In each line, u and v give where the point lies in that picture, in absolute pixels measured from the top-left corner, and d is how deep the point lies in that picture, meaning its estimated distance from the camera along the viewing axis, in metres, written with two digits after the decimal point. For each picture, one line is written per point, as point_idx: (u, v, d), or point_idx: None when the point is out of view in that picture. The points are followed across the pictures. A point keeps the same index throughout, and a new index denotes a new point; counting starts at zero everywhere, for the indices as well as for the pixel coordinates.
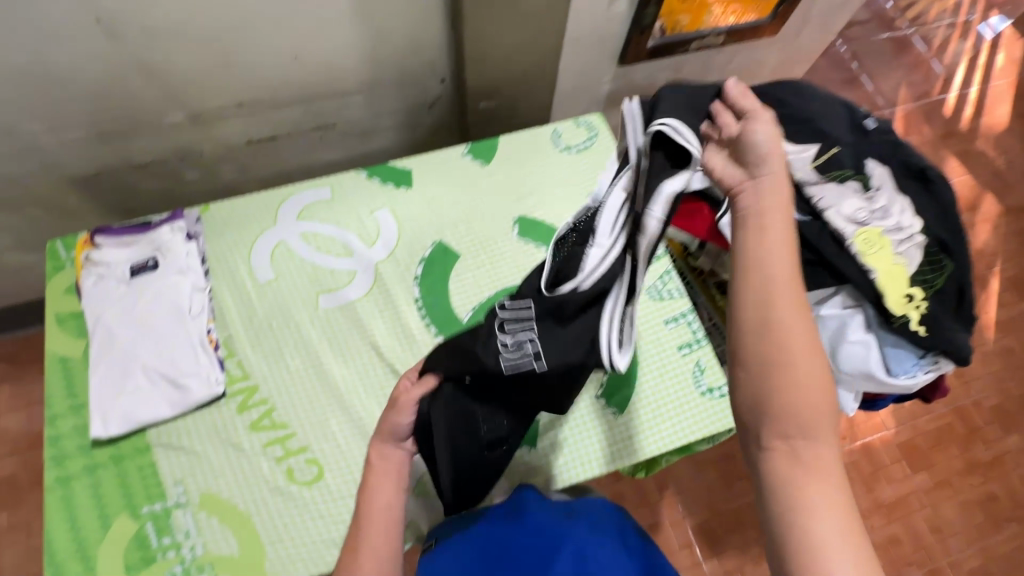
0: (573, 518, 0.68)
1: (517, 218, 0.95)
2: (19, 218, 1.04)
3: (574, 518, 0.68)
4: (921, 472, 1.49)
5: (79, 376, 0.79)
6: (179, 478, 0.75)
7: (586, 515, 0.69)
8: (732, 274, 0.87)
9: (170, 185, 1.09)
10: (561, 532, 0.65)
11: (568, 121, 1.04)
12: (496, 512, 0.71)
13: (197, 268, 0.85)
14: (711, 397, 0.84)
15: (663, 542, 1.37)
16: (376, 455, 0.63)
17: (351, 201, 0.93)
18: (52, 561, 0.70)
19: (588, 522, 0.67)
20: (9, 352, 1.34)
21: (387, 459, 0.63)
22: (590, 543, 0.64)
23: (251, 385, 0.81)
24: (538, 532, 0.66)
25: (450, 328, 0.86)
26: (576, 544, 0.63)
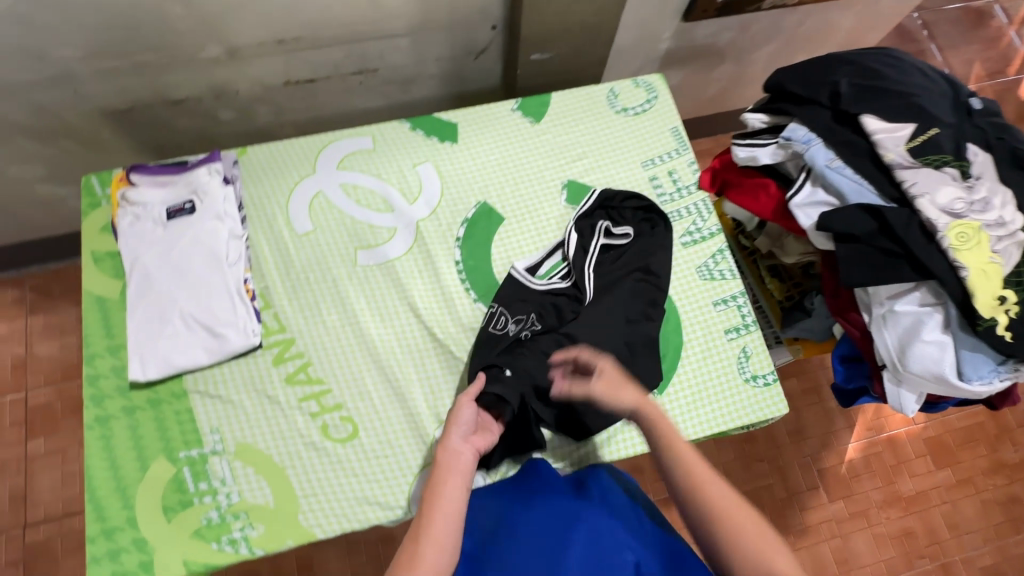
0: (589, 495, 0.68)
1: (567, 182, 0.89)
2: (52, 148, 1.01)
3: (586, 492, 0.69)
4: (945, 468, 1.47)
5: (117, 317, 0.78)
6: (215, 426, 0.75)
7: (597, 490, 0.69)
8: (794, 258, 0.82)
9: (204, 123, 1.05)
10: (579, 508, 0.65)
11: (625, 80, 0.97)
12: (511, 484, 0.71)
13: (234, 214, 0.82)
14: (755, 385, 0.81)
15: (676, 516, 1.37)
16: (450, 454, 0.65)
17: (393, 153, 0.89)
18: (93, 497, 0.71)
19: (600, 496, 0.68)
20: (42, 283, 1.34)
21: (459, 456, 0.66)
22: (607, 520, 0.64)
23: (287, 337, 0.79)
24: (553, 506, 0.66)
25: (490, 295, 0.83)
26: (596, 520, 0.64)
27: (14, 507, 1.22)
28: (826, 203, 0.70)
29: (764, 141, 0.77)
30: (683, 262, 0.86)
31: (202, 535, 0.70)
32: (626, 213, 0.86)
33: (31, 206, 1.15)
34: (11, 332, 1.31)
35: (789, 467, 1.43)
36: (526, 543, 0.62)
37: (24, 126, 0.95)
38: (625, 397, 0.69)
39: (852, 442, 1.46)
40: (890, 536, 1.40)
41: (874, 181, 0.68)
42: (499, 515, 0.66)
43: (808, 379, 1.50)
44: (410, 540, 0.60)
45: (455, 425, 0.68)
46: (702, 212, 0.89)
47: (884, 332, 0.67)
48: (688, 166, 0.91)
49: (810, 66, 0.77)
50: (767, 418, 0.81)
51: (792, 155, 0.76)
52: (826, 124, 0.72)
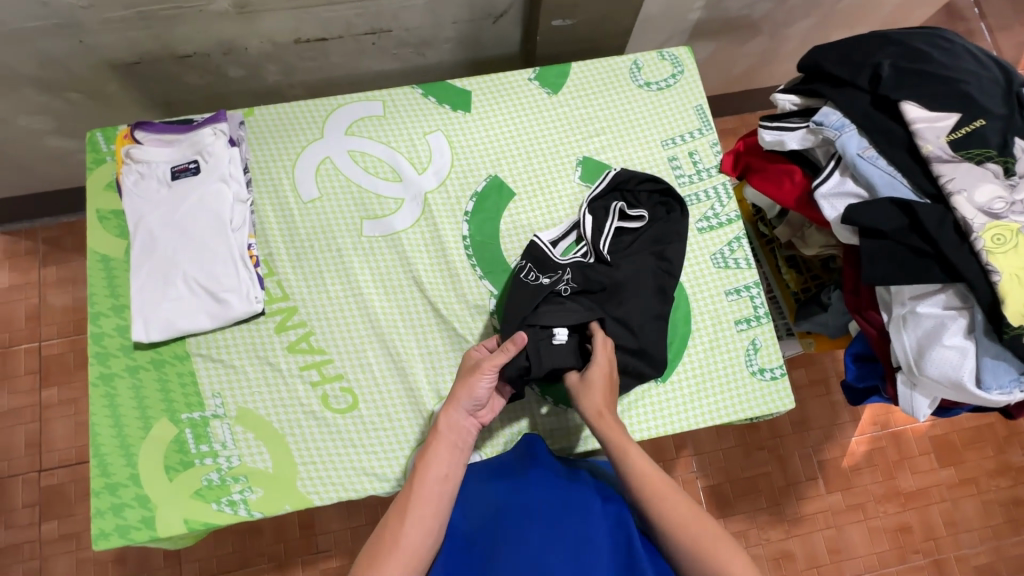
0: (578, 482, 0.65)
1: (582, 159, 0.86)
2: (59, 100, 0.99)
3: (577, 476, 0.66)
4: (948, 467, 1.45)
5: (121, 277, 0.78)
6: (216, 390, 0.75)
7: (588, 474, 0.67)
8: (813, 251, 0.78)
9: (212, 80, 1.02)
10: (564, 500, 0.62)
11: (650, 52, 0.92)
12: (503, 471, 0.67)
13: (240, 177, 0.80)
14: (761, 378, 0.79)
15: None
16: (446, 426, 0.66)
17: (403, 121, 0.86)
18: (97, 452, 0.72)
19: (591, 480, 0.65)
20: (54, 235, 1.35)
21: (456, 429, 0.66)
22: (595, 509, 0.61)
23: (290, 306, 0.78)
24: (541, 490, 0.63)
25: (497, 272, 0.81)
26: (581, 512, 0.61)
27: (30, 452, 1.26)
28: (854, 194, 0.67)
29: (793, 124, 0.73)
30: (697, 248, 0.83)
31: (202, 495, 0.72)
32: (641, 195, 0.82)
33: (41, 158, 1.14)
34: (25, 282, 1.33)
35: (790, 457, 1.43)
36: (507, 534, 0.60)
37: (29, 76, 0.92)
38: (591, 400, 0.67)
39: (856, 436, 1.45)
40: (885, 529, 1.41)
41: (908, 173, 0.64)
42: (488, 497, 0.64)
43: (816, 370, 1.48)
44: (396, 514, 0.60)
45: (466, 396, 0.66)
46: (721, 197, 0.85)
47: (903, 332, 0.65)
48: (711, 147, 0.87)
49: (851, 44, 0.72)
50: (771, 412, 0.79)
51: (822, 142, 0.72)
52: (863, 109, 0.67)
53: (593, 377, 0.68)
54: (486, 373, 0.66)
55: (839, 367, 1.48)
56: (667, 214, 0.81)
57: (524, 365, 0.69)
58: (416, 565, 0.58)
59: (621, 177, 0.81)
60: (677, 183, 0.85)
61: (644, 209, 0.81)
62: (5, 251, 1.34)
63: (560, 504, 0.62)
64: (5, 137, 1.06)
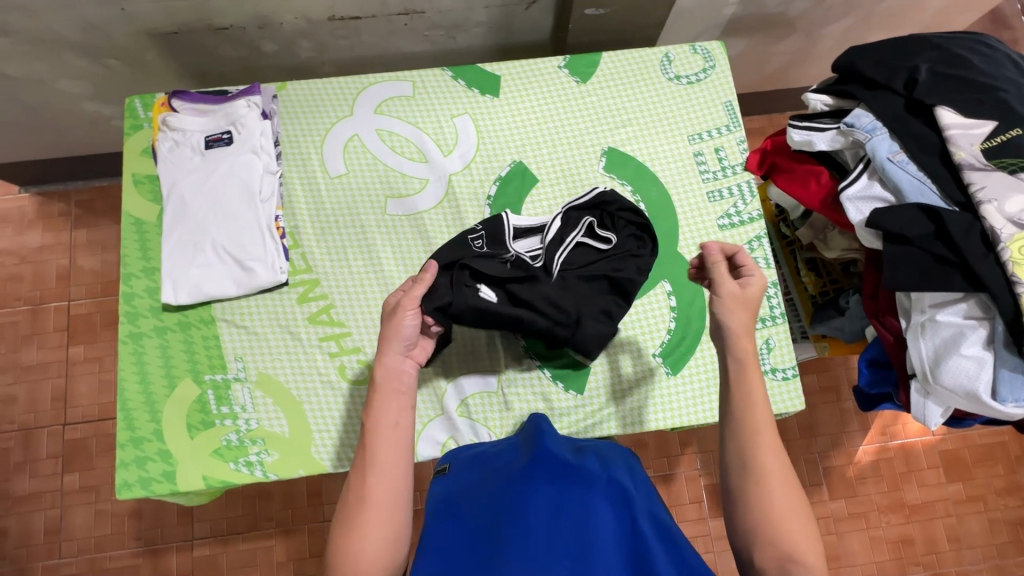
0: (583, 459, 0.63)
1: (607, 149, 0.86)
2: (98, 65, 1.02)
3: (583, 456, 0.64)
4: (956, 482, 1.44)
5: (153, 240, 0.81)
6: (239, 354, 0.78)
7: (597, 458, 0.64)
8: (835, 254, 0.78)
9: (246, 53, 1.04)
10: (568, 471, 0.59)
11: (682, 45, 0.91)
12: (507, 454, 0.67)
13: (270, 149, 0.82)
14: (772, 378, 0.80)
15: (675, 493, 1.39)
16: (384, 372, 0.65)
17: (431, 102, 0.87)
18: (124, 406, 0.75)
19: (597, 461, 0.63)
20: (86, 199, 1.39)
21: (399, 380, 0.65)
22: (596, 482, 0.58)
23: (312, 278, 0.80)
24: (549, 462, 0.61)
25: None
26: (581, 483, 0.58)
27: (56, 406, 1.31)
28: (880, 198, 0.66)
29: (823, 125, 0.73)
30: (717, 244, 0.83)
31: (220, 454, 0.75)
32: (619, 222, 0.80)
33: (77, 122, 1.17)
34: (58, 243, 1.37)
35: (795, 461, 1.43)
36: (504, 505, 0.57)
37: (71, 41, 0.95)
38: (738, 318, 0.62)
39: (863, 445, 1.44)
40: (887, 539, 1.40)
41: (938, 180, 0.63)
42: (491, 474, 0.63)
43: (828, 377, 1.47)
44: (358, 475, 0.60)
45: (397, 339, 0.66)
46: (744, 195, 0.85)
47: (920, 339, 0.65)
48: (737, 144, 0.87)
49: (890, 47, 0.71)
50: (781, 412, 0.79)
51: (851, 144, 0.71)
52: (896, 113, 0.67)
53: (752, 296, 0.63)
54: (407, 311, 0.66)
55: (851, 375, 1.47)
56: (636, 248, 0.79)
57: (446, 297, 0.70)
58: (394, 511, 0.59)
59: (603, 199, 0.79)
60: (701, 178, 0.85)
61: (614, 235, 0.79)
62: (40, 211, 1.38)
63: (564, 475, 0.59)
64: (45, 100, 1.09)
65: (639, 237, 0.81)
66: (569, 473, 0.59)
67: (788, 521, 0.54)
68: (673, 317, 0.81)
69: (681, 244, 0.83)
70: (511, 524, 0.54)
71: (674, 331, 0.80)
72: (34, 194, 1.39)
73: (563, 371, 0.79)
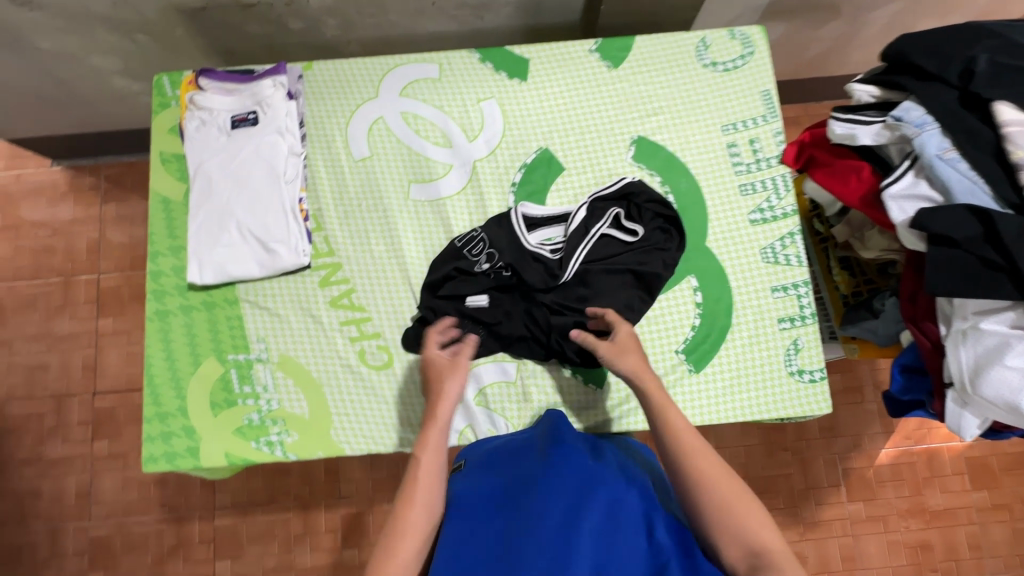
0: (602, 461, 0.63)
1: (636, 138, 0.83)
2: (127, 41, 1.02)
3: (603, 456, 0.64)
4: (981, 490, 1.40)
5: (179, 219, 0.81)
6: (261, 335, 0.78)
7: (616, 461, 0.64)
8: (873, 254, 0.75)
9: (272, 30, 1.02)
10: (592, 475, 0.59)
11: (720, 30, 0.87)
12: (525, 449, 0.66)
13: (295, 131, 0.82)
14: (798, 379, 0.78)
15: None
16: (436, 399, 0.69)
17: (458, 85, 0.85)
18: (151, 382, 0.77)
19: (617, 465, 0.63)
20: (115, 173, 1.41)
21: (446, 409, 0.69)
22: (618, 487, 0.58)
23: (334, 262, 0.80)
24: (568, 461, 0.61)
25: None
26: (604, 487, 0.58)
27: (86, 375, 1.35)
28: (926, 197, 0.63)
29: (868, 118, 0.70)
30: (747, 240, 0.81)
31: (242, 433, 0.76)
32: (645, 214, 0.79)
33: (107, 97, 1.18)
34: (88, 216, 1.40)
35: (813, 461, 1.40)
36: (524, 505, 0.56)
37: (101, 15, 0.95)
38: (625, 361, 0.69)
39: (885, 448, 1.41)
40: (905, 544, 1.38)
41: (991, 179, 0.60)
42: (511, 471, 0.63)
43: (852, 377, 1.43)
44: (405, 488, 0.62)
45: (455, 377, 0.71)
46: (779, 189, 0.82)
47: (960, 348, 0.62)
48: (773, 136, 0.83)
49: (945, 36, 0.67)
50: (806, 415, 0.77)
51: (897, 139, 0.68)
52: (949, 106, 0.63)
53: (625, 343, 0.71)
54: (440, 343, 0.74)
55: (877, 377, 1.43)
56: (663, 244, 0.78)
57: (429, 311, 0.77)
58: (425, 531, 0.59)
59: (630, 189, 0.79)
60: (734, 171, 0.82)
61: (642, 227, 0.79)
62: (71, 185, 1.41)
63: (588, 478, 0.59)
64: (76, 75, 1.10)
65: (668, 231, 0.80)
66: (589, 475, 0.60)
67: (743, 511, 0.55)
68: (698, 315, 0.79)
69: (710, 238, 0.81)
70: (530, 517, 0.55)
71: (699, 328, 0.78)
72: (66, 167, 1.42)
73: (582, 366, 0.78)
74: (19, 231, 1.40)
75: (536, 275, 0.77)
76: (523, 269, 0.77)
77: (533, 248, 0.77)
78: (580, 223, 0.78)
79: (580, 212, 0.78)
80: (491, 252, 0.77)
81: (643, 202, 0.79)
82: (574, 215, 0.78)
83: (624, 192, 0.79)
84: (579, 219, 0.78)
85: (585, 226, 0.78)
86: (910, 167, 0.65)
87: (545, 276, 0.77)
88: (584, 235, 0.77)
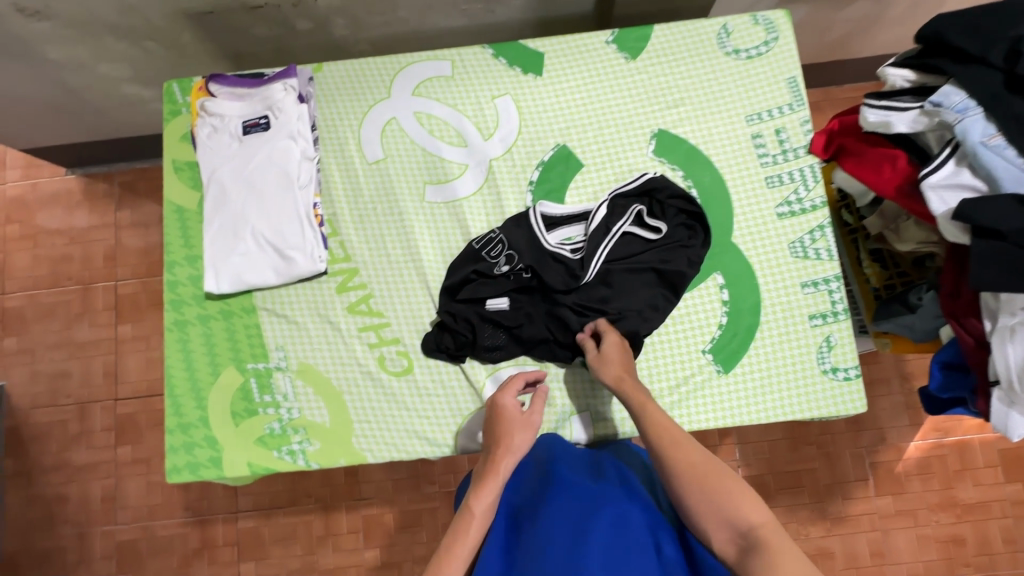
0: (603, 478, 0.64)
1: (657, 132, 0.81)
2: (135, 48, 1.01)
3: (603, 473, 0.65)
4: (1015, 482, 1.36)
5: (194, 228, 0.81)
6: (280, 344, 0.78)
7: (617, 476, 0.65)
8: (909, 246, 0.71)
9: (280, 32, 1.01)
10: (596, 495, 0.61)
11: (742, 15, 0.84)
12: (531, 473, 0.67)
13: (307, 135, 0.80)
14: (831, 378, 0.75)
15: None
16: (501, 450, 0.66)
17: (471, 83, 0.83)
18: (172, 393, 0.77)
19: (618, 478, 0.64)
20: (128, 180, 1.41)
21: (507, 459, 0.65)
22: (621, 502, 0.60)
23: (351, 267, 0.79)
24: (569, 491, 0.62)
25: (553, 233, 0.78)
26: (608, 504, 0.59)
27: (107, 381, 1.36)
28: (970, 187, 0.60)
29: (904, 104, 0.66)
30: (774, 234, 0.78)
31: (264, 442, 0.76)
32: (668, 210, 0.77)
33: (118, 104, 1.18)
34: (103, 224, 1.41)
35: (840, 455, 1.37)
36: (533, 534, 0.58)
37: (110, 23, 0.94)
38: (607, 370, 0.69)
39: (914, 441, 1.37)
40: (935, 538, 1.35)
41: None
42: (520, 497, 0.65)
43: (878, 369, 1.39)
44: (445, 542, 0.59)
45: (525, 428, 0.68)
46: (807, 180, 0.79)
47: (1007, 345, 0.59)
48: (800, 125, 0.80)
49: (987, 15, 0.63)
50: (840, 414, 0.75)
51: (936, 126, 0.65)
52: (992, 90, 0.60)
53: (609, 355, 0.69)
54: (510, 392, 0.70)
55: (904, 369, 1.39)
56: (686, 241, 0.76)
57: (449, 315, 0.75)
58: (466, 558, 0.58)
59: (649, 187, 0.77)
60: (760, 163, 0.79)
61: (665, 224, 0.76)
62: (85, 193, 1.41)
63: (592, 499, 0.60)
64: (86, 83, 1.09)
65: (692, 228, 0.77)
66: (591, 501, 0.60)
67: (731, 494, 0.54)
68: (726, 313, 0.76)
69: (736, 234, 0.78)
70: (534, 554, 0.56)
71: (726, 326, 0.76)
72: (80, 175, 1.42)
73: None
74: (37, 240, 1.41)
75: (556, 277, 0.75)
76: (544, 271, 0.75)
77: (554, 249, 0.75)
78: (602, 220, 0.76)
79: (601, 209, 0.76)
80: (509, 252, 0.75)
81: (666, 198, 0.77)
82: (594, 212, 0.76)
83: (646, 188, 0.77)
84: (600, 215, 0.76)
85: (606, 223, 0.76)
86: (952, 155, 0.62)
87: (564, 278, 0.75)
88: (606, 233, 0.75)
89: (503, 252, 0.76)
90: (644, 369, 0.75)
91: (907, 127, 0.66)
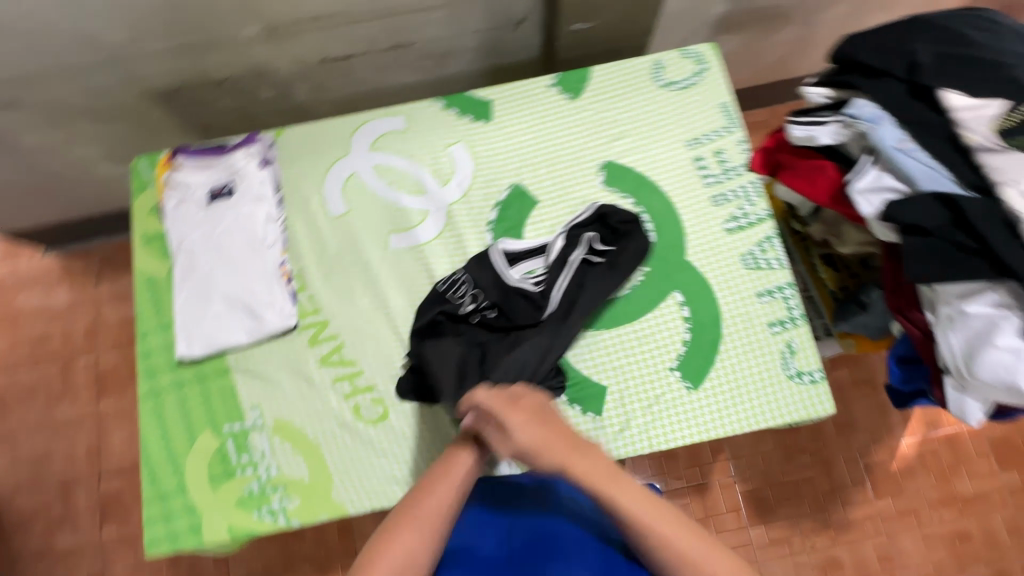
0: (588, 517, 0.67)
1: (605, 163, 0.85)
2: (106, 129, 1.05)
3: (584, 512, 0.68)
4: (1010, 469, 1.36)
5: (165, 297, 0.82)
6: (255, 402, 0.78)
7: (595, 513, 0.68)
8: (851, 249, 0.75)
9: (245, 102, 1.06)
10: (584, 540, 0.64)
11: (672, 50, 0.90)
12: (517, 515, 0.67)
13: (271, 197, 0.84)
14: (798, 382, 0.77)
15: (712, 501, 1.35)
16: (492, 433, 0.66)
17: (425, 134, 0.87)
18: (148, 464, 0.76)
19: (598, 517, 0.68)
20: (107, 254, 1.43)
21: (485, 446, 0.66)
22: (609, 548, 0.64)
23: (321, 319, 0.81)
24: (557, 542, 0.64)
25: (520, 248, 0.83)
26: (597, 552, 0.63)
27: (91, 459, 1.34)
28: (893, 188, 0.63)
29: (824, 118, 0.71)
30: (726, 249, 0.81)
31: (244, 504, 0.75)
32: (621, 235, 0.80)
33: (92, 183, 1.21)
34: (83, 299, 1.42)
35: (835, 460, 1.37)
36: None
37: (79, 108, 0.98)
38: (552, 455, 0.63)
39: (905, 438, 1.38)
40: (941, 536, 1.33)
41: (951, 166, 0.60)
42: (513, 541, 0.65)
43: (859, 369, 1.41)
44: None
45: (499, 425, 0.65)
46: (750, 195, 0.83)
47: (950, 334, 0.62)
48: (737, 145, 0.85)
49: (886, 32, 0.68)
50: (812, 417, 0.76)
51: (856, 135, 0.69)
52: (898, 99, 0.64)
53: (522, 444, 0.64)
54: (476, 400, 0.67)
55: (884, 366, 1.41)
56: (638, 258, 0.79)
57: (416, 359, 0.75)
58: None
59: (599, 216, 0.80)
60: (704, 183, 0.84)
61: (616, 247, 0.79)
62: (64, 270, 1.43)
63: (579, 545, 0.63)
64: (59, 166, 1.13)
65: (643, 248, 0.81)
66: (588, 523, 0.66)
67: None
68: (688, 329, 0.79)
69: (689, 252, 0.81)
70: None
71: (690, 342, 0.78)
72: (58, 254, 1.44)
73: (578, 394, 0.77)
74: (15, 321, 1.41)
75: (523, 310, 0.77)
76: (510, 307, 0.77)
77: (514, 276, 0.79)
78: (559, 251, 0.79)
79: (558, 240, 0.79)
80: (475, 289, 0.78)
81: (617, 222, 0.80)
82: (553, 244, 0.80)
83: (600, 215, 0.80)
84: (558, 246, 0.79)
85: (563, 254, 0.79)
86: (872, 160, 0.65)
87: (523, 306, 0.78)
88: (563, 264, 0.78)
89: (468, 290, 0.78)
90: (617, 390, 0.77)
91: (828, 137, 0.70)
